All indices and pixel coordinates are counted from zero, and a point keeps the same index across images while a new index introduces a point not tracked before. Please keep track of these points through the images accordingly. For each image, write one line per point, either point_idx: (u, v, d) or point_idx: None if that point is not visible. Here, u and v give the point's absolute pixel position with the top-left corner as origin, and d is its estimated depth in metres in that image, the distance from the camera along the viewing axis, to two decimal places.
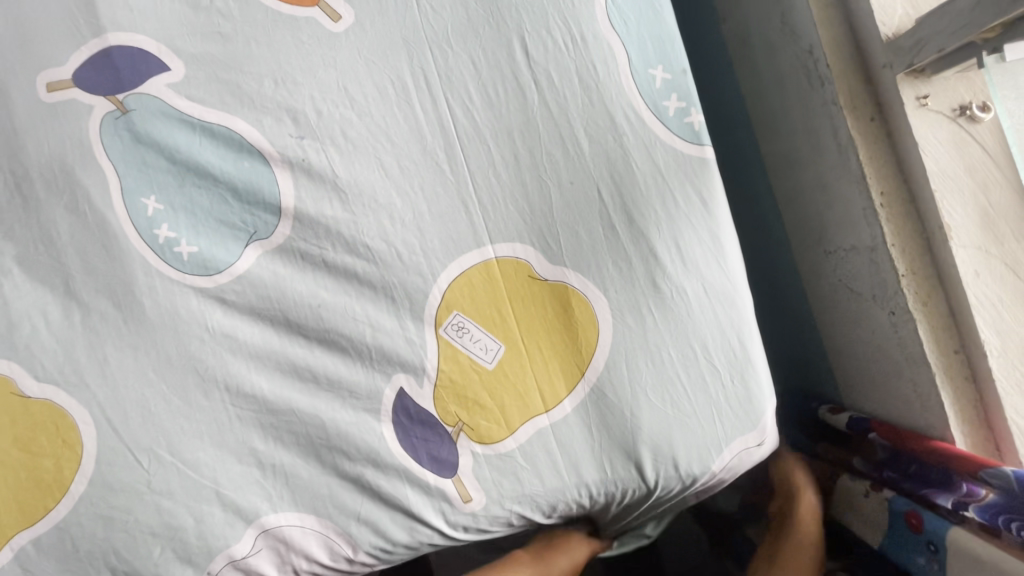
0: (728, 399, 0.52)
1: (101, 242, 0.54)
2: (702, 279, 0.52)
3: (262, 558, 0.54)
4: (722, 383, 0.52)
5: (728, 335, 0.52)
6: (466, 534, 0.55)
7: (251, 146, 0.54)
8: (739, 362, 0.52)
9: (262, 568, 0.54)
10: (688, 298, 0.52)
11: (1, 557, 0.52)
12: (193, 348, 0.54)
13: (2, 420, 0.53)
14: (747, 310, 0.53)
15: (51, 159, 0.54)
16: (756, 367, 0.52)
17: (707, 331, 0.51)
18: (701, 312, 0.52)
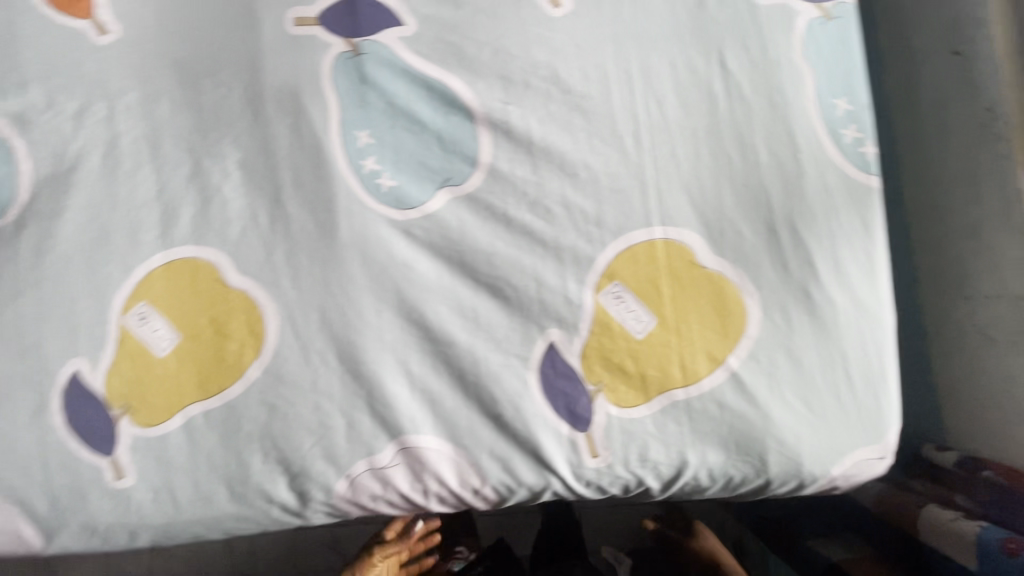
0: (858, 410, 0.55)
1: (313, 163, 0.61)
2: (853, 296, 0.56)
3: (398, 471, 0.60)
4: (855, 395, 0.55)
5: (869, 351, 0.56)
6: (584, 488, 0.59)
7: (461, 104, 0.60)
8: (875, 378, 0.56)
9: (397, 481, 0.60)
10: (836, 310, 0.56)
11: (179, 418, 0.60)
12: (375, 271, 0.60)
13: (202, 302, 0.60)
14: (890, 331, 0.56)
15: (285, 83, 0.61)
16: (888, 387, 0.56)
17: (850, 343, 0.56)
18: (846, 325, 0.56)
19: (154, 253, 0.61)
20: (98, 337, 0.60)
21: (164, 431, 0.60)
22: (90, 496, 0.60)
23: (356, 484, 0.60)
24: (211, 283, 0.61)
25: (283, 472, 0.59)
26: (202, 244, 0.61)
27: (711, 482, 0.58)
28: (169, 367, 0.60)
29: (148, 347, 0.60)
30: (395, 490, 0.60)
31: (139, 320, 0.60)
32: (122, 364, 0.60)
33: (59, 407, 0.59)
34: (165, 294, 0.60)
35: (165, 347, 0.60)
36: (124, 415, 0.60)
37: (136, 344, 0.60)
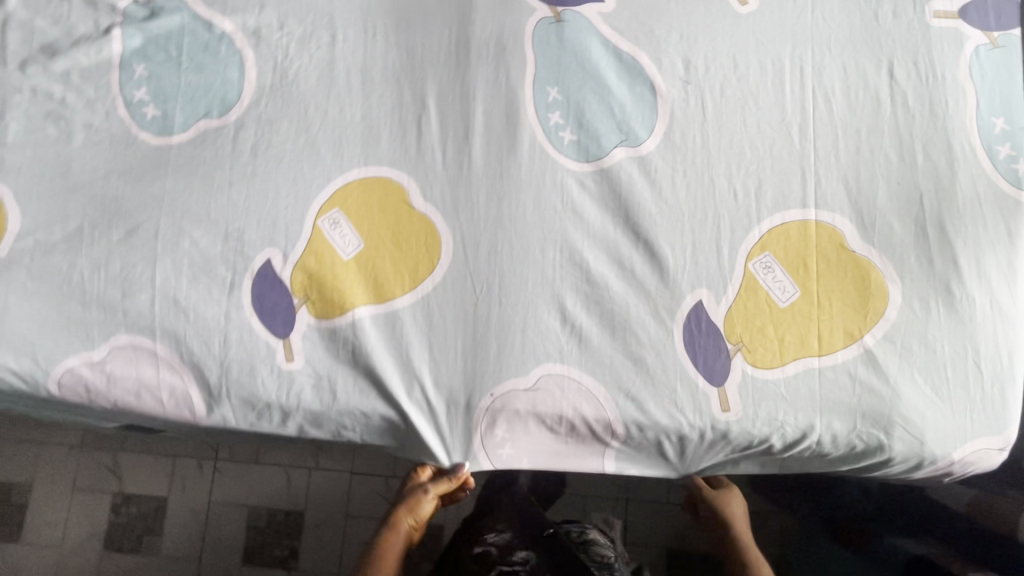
0: (984, 399, 0.60)
1: (506, 109, 0.68)
2: (991, 296, 0.61)
3: (536, 395, 0.65)
4: (982, 386, 0.61)
5: (1000, 347, 0.61)
6: (711, 441, 0.64)
7: (646, 77, 0.67)
8: (1003, 373, 0.61)
9: (533, 403, 0.65)
10: (974, 307, 0.61)
11: (350, 316, 0.66)
12: (547, 212, 0.67)
13: (389, 218, 0.67)
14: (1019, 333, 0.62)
15: (491, 36, 0.69)
16: (1013, 383, 0.61)
17: (985, 338, 0.61)
18: (982, 321, 0.61)
19: (352, 167, 0.68)
20: (293, 232, 0.67)
21: (336, 325, 0.66)
22: (258, 374, 0.66)
23: (499, 402, 0.65)
24: (398, 202, 0.68)
25: (436, 380, 0.66)
26: (396, 166, 0.68)
27: (833, 450, 0.63)
28: (350, 269, 0.67)
29: (335, 248, 0.67)
30: (532, 412, 0.66)
31: (331, 223, 0.67)
32: (309, 260, 0.67)
33: (248, 289, 0.66)
34: (357, 205, 0.67)
35: (350, 251, 0.67)
36: (304, 305, 0.66)
37: (326, 244, 0.67)
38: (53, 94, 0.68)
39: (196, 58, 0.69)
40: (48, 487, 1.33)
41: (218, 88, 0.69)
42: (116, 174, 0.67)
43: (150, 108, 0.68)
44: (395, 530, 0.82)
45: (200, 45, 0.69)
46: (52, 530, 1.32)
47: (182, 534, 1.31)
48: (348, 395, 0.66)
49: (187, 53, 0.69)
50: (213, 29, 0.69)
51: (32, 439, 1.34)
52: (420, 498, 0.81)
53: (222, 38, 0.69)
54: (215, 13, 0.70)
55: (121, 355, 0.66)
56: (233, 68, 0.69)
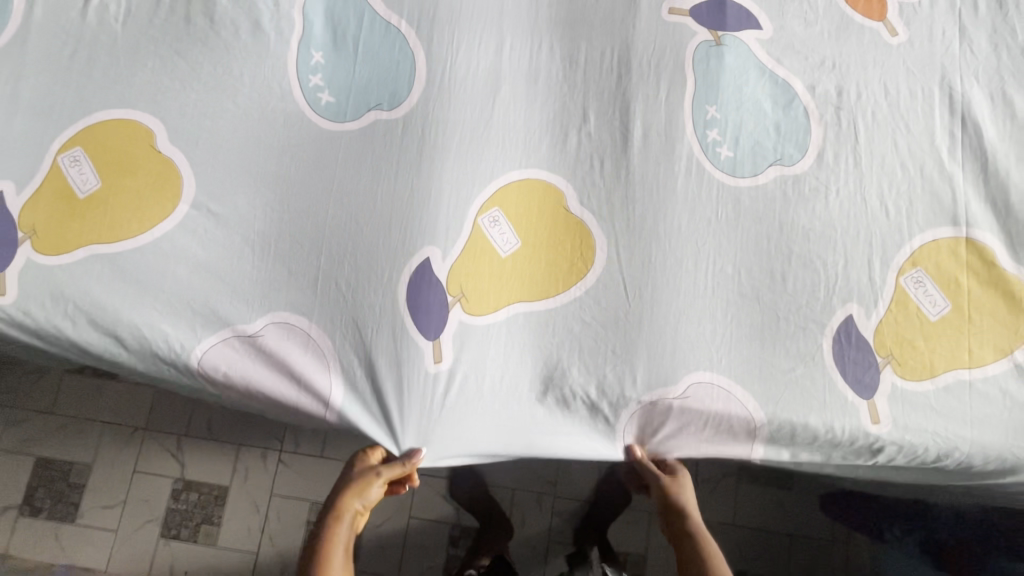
0: None
1: (666, 117, 0.71)
2: None
3: (687, 403, 0.66)
4: None
5: None
6: (864, 451, 0.65)
7: (800, 102, 0.71)
8: None
9: (682, 412, 0.66)
10: None
11: (504, 313, 0.68)
12: (703, 217, 0.69)
13: (546, 220, 0.70)
14: None
15: (654, 49, 0.72)
16: None
17: None
18: None
19: (514, 168, 0.71)
20: (455, 226, 0.69)
21: (491, 322, 0.68)
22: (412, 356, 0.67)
23: (653, 406, 0.66)
24: (555, 203, 0.70)
25: (586, 377, 0.66)
26: (556, 173, 0.70)
27: (986, 464, 0.64)
28: (507, 266, 0.69)
29: (493, 245, 0.69)
30: (680, 424, 0.67)
31: (490, 223, 0.69)
32: (469, 254, 0.69)
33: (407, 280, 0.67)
34: (517, 204, 0.70)
35: (507, 249, 0.69)
36: (459, 302, 0.67)
37: (484, 242, 0.69)
38: (229, 71, 0.70)
39: (373, 53, 0.72)
40: (108, 469, 1.31)
41: (391, 83, 0.71)
42: (289, 155, 0.69)
43: (324, 95, 0.71)
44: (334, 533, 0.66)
45: (377, 41, 0.72)
46: (109, 514, 1.29)
47: (241, 527, 1.29)
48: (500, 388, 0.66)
49: (363, 47, 0.72)
50: (389, 27, 0.72)
51: (96, 419, 1.33)
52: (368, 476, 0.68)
53: (397, 33, 0.72)
54: (392, 12, 0.73)
55: (274, 334, 0.66)
56: (404, 63, 0.72)
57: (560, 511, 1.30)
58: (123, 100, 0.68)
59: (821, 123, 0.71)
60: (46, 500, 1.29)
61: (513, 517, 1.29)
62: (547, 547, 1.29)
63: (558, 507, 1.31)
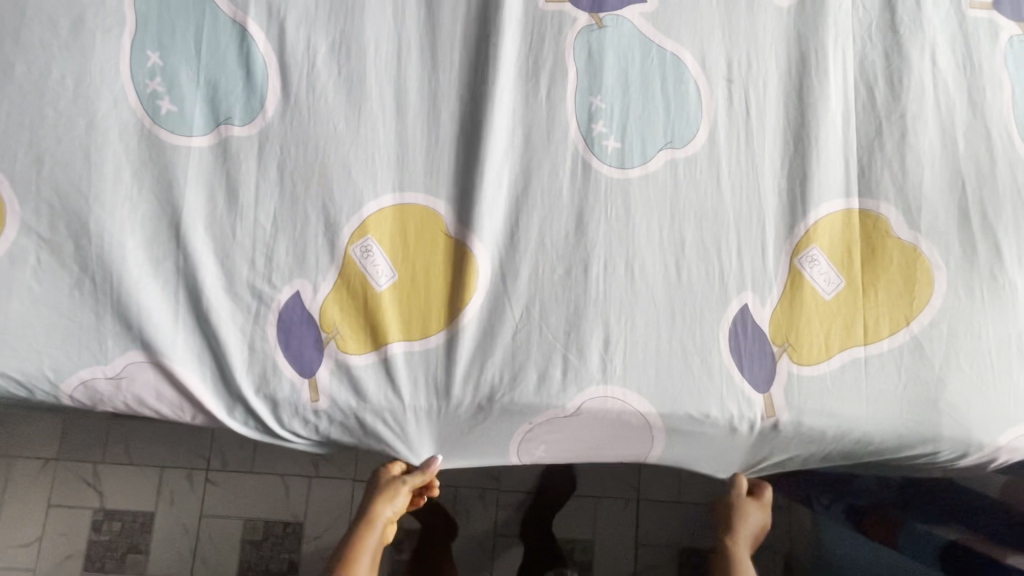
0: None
1: (547, 98, 0.66)
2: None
3: (576, 415, 0.63)
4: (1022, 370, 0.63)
5: None
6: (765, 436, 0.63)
7: (691, 77, 0.67)
8: None
9: (569, 421, 0.63)
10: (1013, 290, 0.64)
11: (381, 351, 0.62)
12: (590, 204, 0.65)
13: (424, 250, 0.63)
14: None
15: (531, 25, 0.67)
16: None
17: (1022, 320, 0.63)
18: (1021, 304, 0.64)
19: (387, 191, 0.64)
20: (322, 258, 0.63)
21: (366, 361, 0.62)
22: (284, 375, 0.62)
23: (530, 434, 0.65)
24: (435, 227, 0.64)
25: (473, 383, 0.62)
26: (434, 194, 0.64)
27: (885, 440, 0.62)
28: (382, 299, 0.63)
29: (367, 278, 0.63)
30: (565, 434, 0.65)
31: (362, 253, 0.63)
32: (342, 281, 0.63)
33: (275, 315, 0.62)
34: (393, 232, 0.63)
35: (382, 281, 0.63)
36: (333, 342, 0.62)
37: (357, 274, 0.63)
38: (48, 71, 0.61)
39: (218, 49, 0.64)
40: (21, 505, 1.23)
41: (243, 87, 0.64)
42: (129, 167, 0.62)
43: (165, 103, 0.63)
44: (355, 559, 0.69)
45: (223, 38, 0.64)
46: (24, 552, 1.21)
47: (172, 553, 1.23)
48: (386, 429, 0.64)
49: (206, 47, 0.64)
50: (233, 25, 0.64)
51: (2, 455, 1.24)
52: (392, 495, 0.67)
53: (241, 31, 0.64)
54: (236, 9, 0.64)
55: (134, 373, 0.60)
56: (253, 66, 0.64)
57: (506, 504, 1.28)
58: None
59: (712, 101, 0.67)
60: None
61: (458, 516, 1.27)
62: (494, 542, 1.27)
63: (503, 502, 1.28)
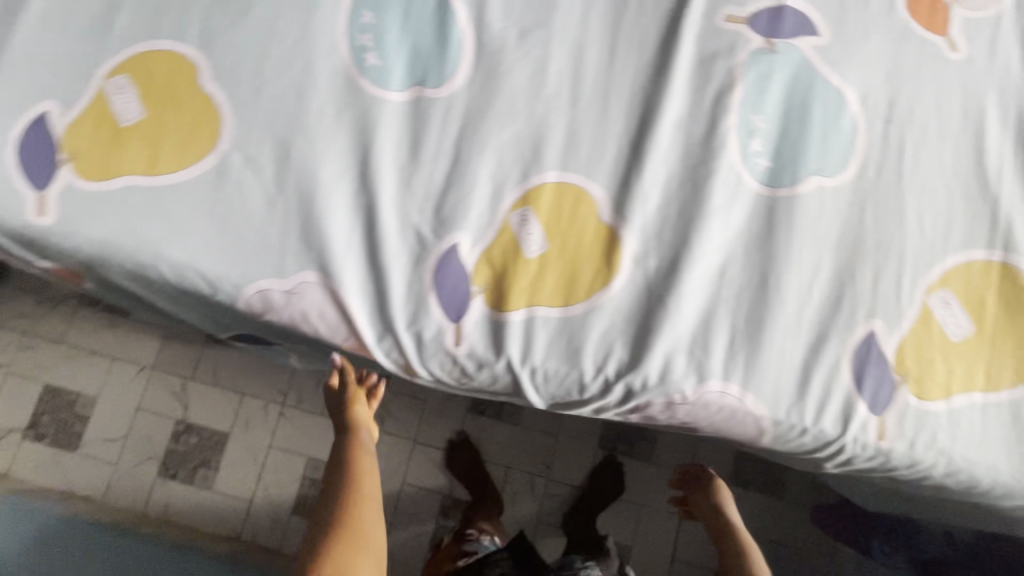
0: None
1: (712, 108, 0.70)
2: None
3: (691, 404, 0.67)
4: None
5: None
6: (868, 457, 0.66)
7: (852, 111, 0.70)
8: None
9: (683, 409, 0.67)
10: None
11: (520, 313, 0.68)
12: (736, 213, 0.69)
13: (575, 230, 0.69)
14: None
15: (708, 39, 0.71)
16: None
17: None
18: None
19: (551, 169, 0.69)
20: (484, 220, 0.69)
21: (506, 318, 0.68)
22: (433, 317, 0.68)
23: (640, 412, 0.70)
24: (589, 211, 0.69)
25: (602, 356, 0.67)
26: (593, 179, 0.69)
27: (990, 483, 0.65)
28: (530, 266, 0.68)
29: (520, 244, 0.68)
30: (673, 420, 0.69)
31: (520, 221, 0.69)
32: (498, 242, 0.68)
33: (434, 262, 0.68)
34: (551, 207, 0.69)
35: (533, 250, 0.68)
36: (479, 295, 0.68)
37: (512, 238, 0.68)
38: (279, 15, 0.69)
39: (426, 19, 0.71)
40: (113, 404, 1.33)
41: (441, 55, 0.70)
42: (331, 108, 0.68)
43: (371, 58, 0.70)
44: (360, 462, 0.84)
45: (429, 8, 0.71)
46: (109, 447, 1.31)
47: (238, 474, 1.31)
48: (511, 379, 0.70)
49: (414, 14, 0.70)
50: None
51: (105, 355, 1.34)
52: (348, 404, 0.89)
53: (449, 7, 0.71)
54: None
55: (307, 291, 0.68)
56: (454, 38, 0.71)
57: (553, 495, 1.32)
58: (172, 35, 0.68)
59: (868, 137, 0.70)
60: (50, 427, 1.31)
61: (507, 495, 1.32)
62: (535, 527, 1.31)
63: (551, 491, 1.32)
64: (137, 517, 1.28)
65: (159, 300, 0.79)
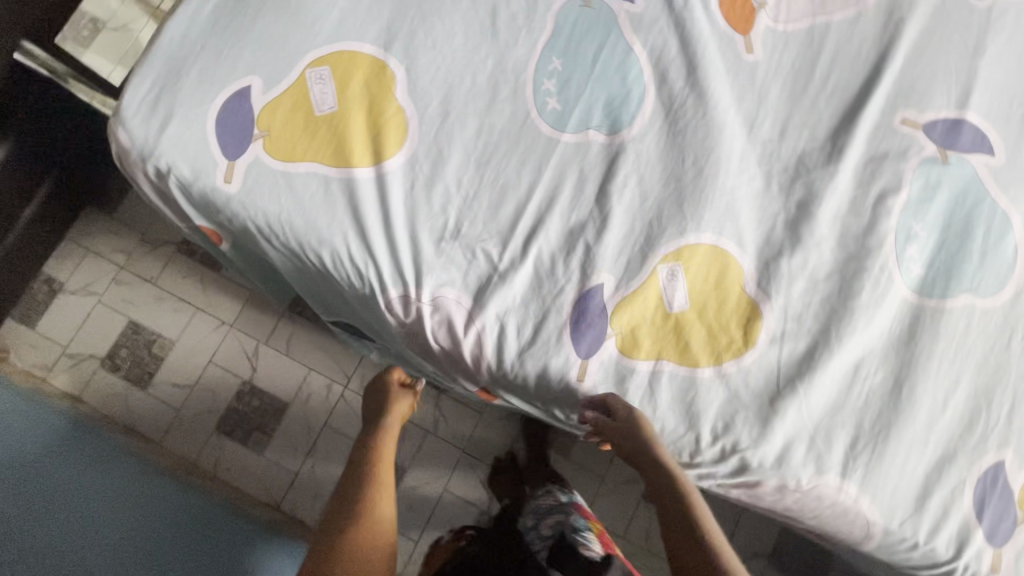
0: None
1: (874, 205, 0.71)
2: None
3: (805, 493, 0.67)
4: None
5: None
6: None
7: (1012, 236, 0.71)
8: None
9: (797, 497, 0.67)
10: None
11: (650, 365, 0.69)
12: (883, 313, 0.69)
13: (720, 296, 0.69)
14: None
15: (881, 137, 0.72)
16: None
17: None
18: None
19: (706, 234, 0.71)
20: (632, 268, 0.71)
21: (636, 368, 0.69)
22: (565, 352, 0.70)
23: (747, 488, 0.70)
24: (736, 281, 0.70)
25: (723, 426, 0.68)
26: (744, 251, 0.70)
27: None
28: (669, 322, 0.69)
29: (663, 299, 0.70)
30: (778, 503, 0.69)
31: (667, 276, 0.70)
32: (641, 292, 0.70)
33: (578, 298, 0.70)
34: (699, 268, 0.70)
35: (675, 307, 0.69)
36: (613, 339, 0.70)
37: (657, 292, 0.70)
38: (477, 45, 0.73)
39: (611, 70, 0.74)
40: (189, 352, 1.37)
41: (619, 106, 0.73)
42: (506, 140, 0.72)
43: (552, 100, 0.73)
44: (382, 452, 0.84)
45: (616, 60, 0.74)
46: (176, 393, 1.35)
47: (291, 445, 1.34)
48: None
49: (601, 63, 0.74)
50: (630, 54, 0.74)
51: (189, 305, 1.39)
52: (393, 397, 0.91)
53: (635, 62, 0.74)
54: (636, 40, 0.74)
55: (446, 303, 0.70)
56: (634, 93, 0.73)
57: None
58: (377, 42, 0.72)
59: (1022, 267, 0.70)
60: (126, 361, 1.36)
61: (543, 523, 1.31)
62: None
63: None
64: (189, 465, 1.31)
65: (289, 277, 0.81)
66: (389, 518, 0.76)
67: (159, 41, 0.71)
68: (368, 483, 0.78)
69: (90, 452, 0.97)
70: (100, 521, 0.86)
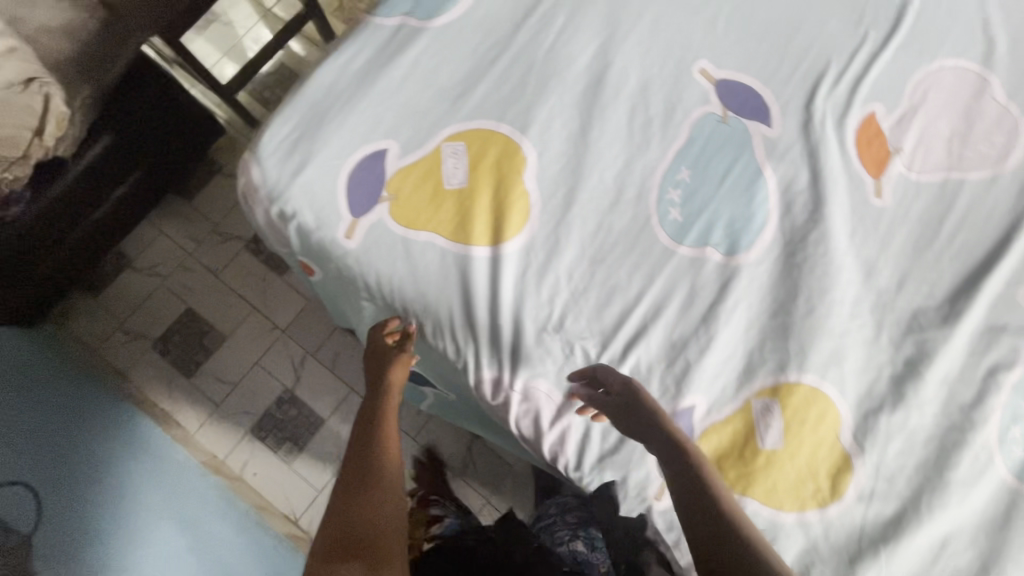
0: None
1: (985, 377, 0.69)
2: None
3: None
4: None
5: None
6: None
7: None
8: None
9: None
10: None
11: (731, 497, 0.68)
12: (979, 492, 0.67)
13: (814, 441, 0.68)
14: None
15: (1001, 309, 0.71)
16: None
17: None
18: None
19: (810, 374, 0.70)
20: (727, 394, 0.71)
21: None
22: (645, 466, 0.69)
23: None
24: (833, 428, 0.69)
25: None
26: (845, 400, 0.69)
27: None
28: (758, 457, 0.68)
29: (755, 432, 0.69)
30: None
31: (762, 409, 0.69)
32: (733, 420, 0.70)
33: (669, 414, 0.70)
34: (796, 409, 0.69)
35: (766, 443, 0.68)
36: None
37: (749, 424, 0.69)
38: (610, 143, 0.74)
39: (738, 190, 0.74)
40: (238, 350, 1.39)
41: (739, 228, 0.73)
42: (622, 242, 0.72)
43: (674, 210, 0.73)
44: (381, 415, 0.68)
45: (744, 181, 0.74)
46: (219, 387, 1.37)
47: (318, 461, 1.34)
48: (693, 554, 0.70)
49: (729, 182, 0.74)
50: (760, 177, 0.74)
51: (246, 303, 1.41)
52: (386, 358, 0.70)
53: (763, 187, 0.74)
54: (768, 165, 0.74)
55: (534, 394, 0.71)
56: (757, 217, 0.73)
57: None
58: (514, 124, 0.73)
59: None
60: (177, 347, 1.38)
61: None
62: None
63: None
64: (217, 464, 1.31)
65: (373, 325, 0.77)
66: (400, 473, 0.64)
67: (306, 87, 0.73)
68: (371, 478, 0.61)
69: (89, 405, 1.20)
70: (25, 406, 1.05)
